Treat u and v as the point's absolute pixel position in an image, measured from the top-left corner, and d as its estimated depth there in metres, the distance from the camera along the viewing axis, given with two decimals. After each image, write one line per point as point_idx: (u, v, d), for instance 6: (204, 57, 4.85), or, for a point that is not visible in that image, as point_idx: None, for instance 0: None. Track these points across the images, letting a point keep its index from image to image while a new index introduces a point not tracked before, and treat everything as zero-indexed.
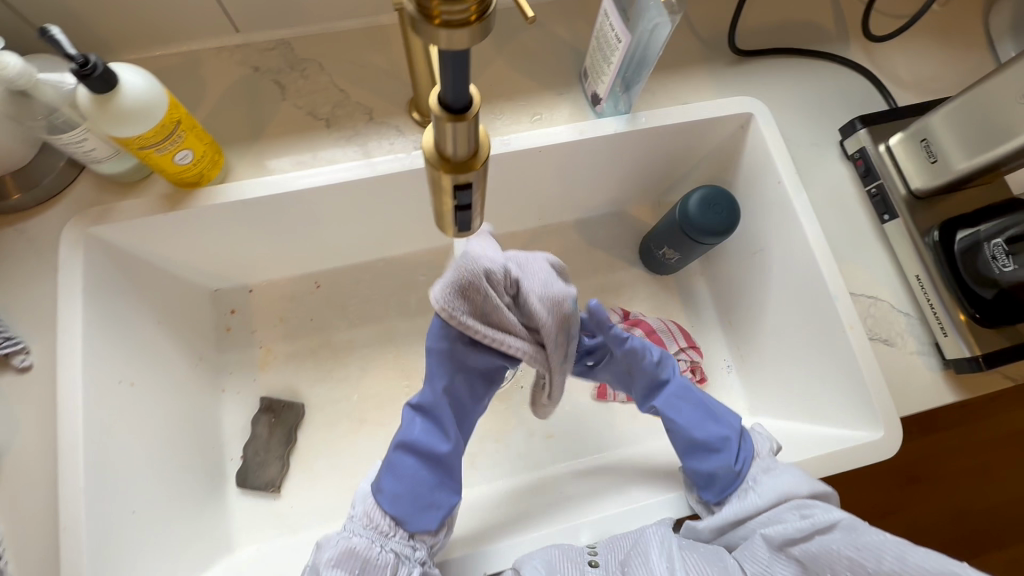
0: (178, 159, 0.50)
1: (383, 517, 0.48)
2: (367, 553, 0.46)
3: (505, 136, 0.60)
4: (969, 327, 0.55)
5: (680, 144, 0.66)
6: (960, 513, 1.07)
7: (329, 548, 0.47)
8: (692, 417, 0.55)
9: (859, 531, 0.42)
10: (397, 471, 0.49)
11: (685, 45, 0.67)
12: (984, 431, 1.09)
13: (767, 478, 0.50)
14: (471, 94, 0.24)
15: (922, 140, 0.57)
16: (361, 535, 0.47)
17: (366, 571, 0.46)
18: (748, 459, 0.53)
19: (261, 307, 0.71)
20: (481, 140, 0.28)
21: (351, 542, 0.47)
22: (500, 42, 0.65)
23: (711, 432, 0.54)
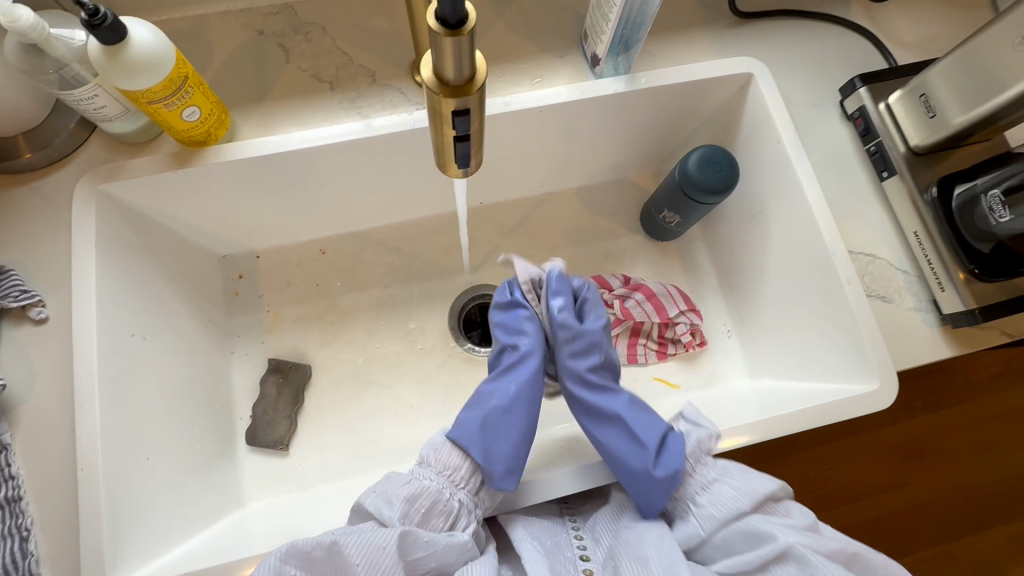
0: (185, 116, 0.51)
1: (460, 469, 0.52)
2: (436, 496, 0.50)
3: (506, 96, 0.61)
4: (966, 282, 0.55)
5: (680, 106, 0.67)
6: (962, 488, 1.08)
7: (403, 486, 0.50)
8: (616, 439, 0.54)
9: (809, 562, 0.43)
10: (493, 434, 0.54)
11: (685, 8, 0.67)
12: (986, 407, 1.10)
13: (703, 499, 0.50)
14: (467, 10, 0.25)
15: (921, 96, 0.57)
16: (433, 480, 0.51)
17: (431, 513, 0.49)
18: (673, 475, 0.51)
19: (268, 272, 0.72)
20: (478, 67, 0.29)
21: (424, 483, 0.50)
22: (501, 5, 0.66)
23: (627, 452, 0.53)
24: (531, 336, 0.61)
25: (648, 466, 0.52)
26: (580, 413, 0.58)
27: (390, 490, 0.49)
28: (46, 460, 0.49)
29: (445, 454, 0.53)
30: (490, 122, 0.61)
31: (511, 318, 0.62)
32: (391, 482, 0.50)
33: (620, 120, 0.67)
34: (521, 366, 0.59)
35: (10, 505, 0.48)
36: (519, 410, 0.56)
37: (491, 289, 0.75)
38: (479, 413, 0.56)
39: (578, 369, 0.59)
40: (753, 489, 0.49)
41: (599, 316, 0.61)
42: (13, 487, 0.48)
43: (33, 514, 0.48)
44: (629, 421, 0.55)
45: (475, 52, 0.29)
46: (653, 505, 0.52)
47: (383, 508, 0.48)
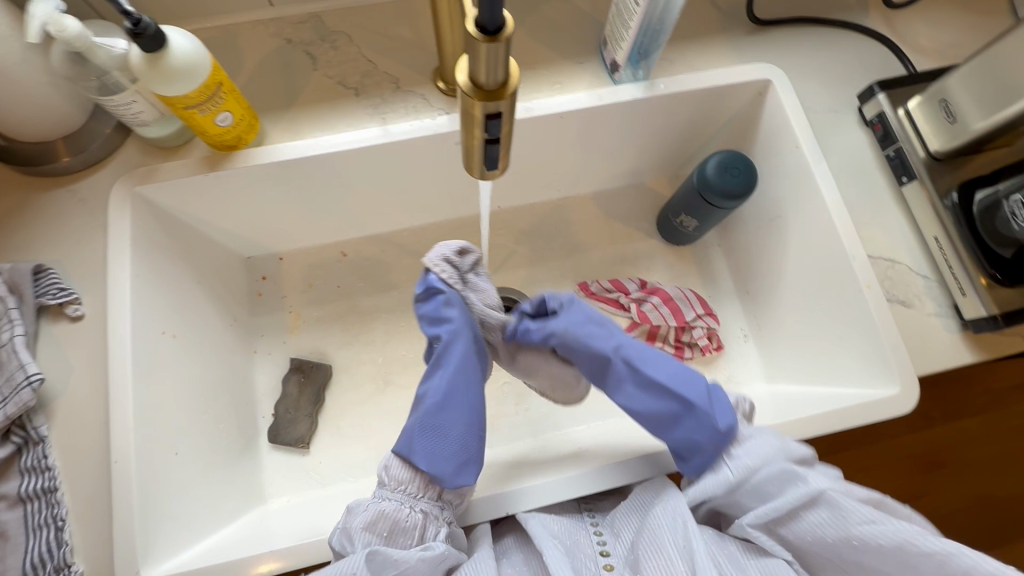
0: (218, 121, 0.53)
1: (411, 479, 0.50)
2: (396, 515, 0.48)
3: (527, 102, 0.62)
4: (988, 288, 0.55)
5: (697, 112, 0.67)
6: (983, 500, 1.06)
7: (360, 513, 0.48)
8: (656, 403, 0.52)
9: (840, 506, 0.44)
10: (434, 433, 0.51)
11: (703, 16, 0.68)
12: (1008, 419, 1.08)
13: (739, 452, 0.48)
14: (505, 17, 0.26)
15: (941, 101, 0.57)
16: (387, 503, 0.49)
17: (395, 533, 0.47)
18: (727, 435, 0.49)
19: (291, 274, 0.74)
20: (512, 73, 0.30)
21: (381, 505, 0.48)
22: (522, 13, 0.67)
23: (677, 420, 0.51)
24: (456, 321, 0.54)
25: (704, 423, 0.49)
26: (614, 380, 0.55)
27: (351, 526, 0.48)
28: (81, 452, 0.51)
29: (394, 471, 0.51)
30: None
31: (431, 307, 0.55)
32: (350, 516, 0.48)
33: (637, 127, 0.68)
34: (455, 355, 0.54)
35: (45, 496, 0.49)
36: (460, 402, 0.53)
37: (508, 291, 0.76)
38: (417, 416, 0.52)
39: (610, 339, 0.56)
40: (787, 444, 0.48)
41: (563, 299, 0.58)
42: (48, 479, 0.50)
43: (68, 505, 0.50)
44: (670, 384, 0.52)
45: (510, 58, 0.30)
46: (702, 459, 0.50)
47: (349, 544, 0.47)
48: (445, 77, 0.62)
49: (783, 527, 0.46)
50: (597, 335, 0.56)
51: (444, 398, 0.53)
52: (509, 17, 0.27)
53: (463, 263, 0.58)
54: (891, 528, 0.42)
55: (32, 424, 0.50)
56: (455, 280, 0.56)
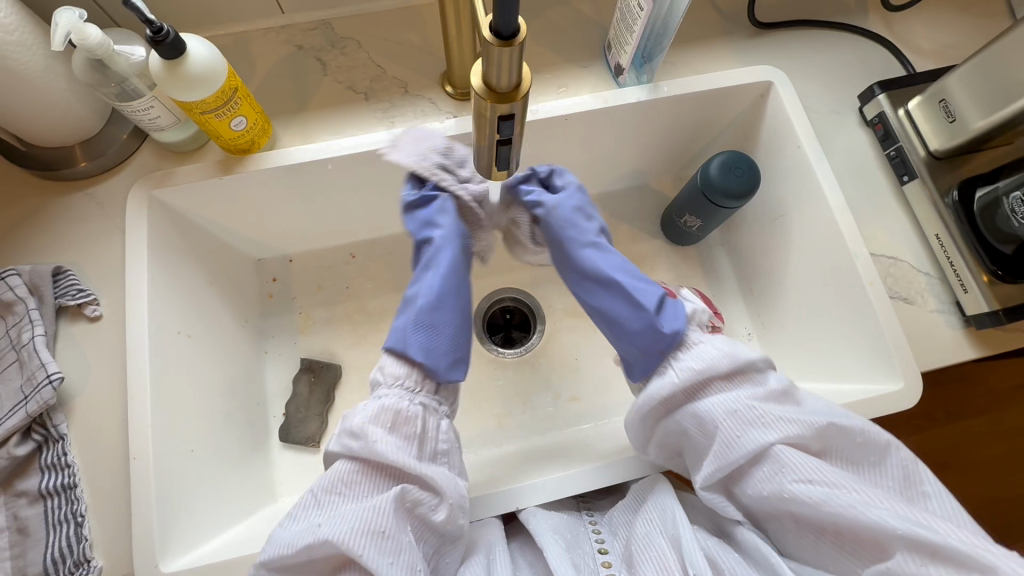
0: (234, 125, 0.55)
1: (408, 374, 0.49)
2: (398, 407, 0.47)
3: (534, 105, 0.64)
4: (990, 284, 0.55)
5: (700, 113, 0.69)
6: (988, 501, 1.07)
7: (362, 414, 0.47)
8: (613, 304, 0.52)
9: (779, 460, 0.43)
10: (425, 329, 0.50)
11: (704, 20, 0.69)
12: (1012, 419, 1.08)
13: (685, 356, 0.49)
14: (518, 23, 0.27)
15: (941, 101, 0.58)
16: (387, 397, 0.48)
17: (399, 423, 0.47)
18: (675, 340, 0.50)
19: (300, 276, 0.76)
20: (524, 76, 0.31)
21: (383, 401, 0.47)
22: (526, 18, 0.69)
23: (631, 320, 0.51)
24: (448, 227, 0.52)
25: (653, 324, 0.49)
26: (577, 278, 0.54)
27: (355, 425, 0.47)
28: (99, 450, 0.52)
29: (391, 369, 0.49)
30: None
31: (425, 213, 0.53)
32: (352, 416, 0.47)
33: (641, 128, 0.69)
34: (445, 253, 0.52)
35: (65, 493, 0.50)
36: (451, 300, 0.52)
37: (515, 291, 0.77)
38: (408, 316, 0.50)
39: (584, 231, 0.54)
40: (735, 351, 0.48)
41: (569, 180, 0.57)
42: (68, 475, 0.51)
43: (87, 501, 0.51)
44: (627, 287, 0.51)
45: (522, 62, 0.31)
46: (645, 363, 0.51)
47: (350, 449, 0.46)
48: (453, 81, 0.63)
49: (738, 487, 0.47)
50: (580, 226, 0.54)
51: (434, 294, 0.51)
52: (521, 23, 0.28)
53: (451, 161, 0.54)
54: (827, 491, 0.41)
55: (52, 422, 0.51)
56: (452, 183, 0.54)
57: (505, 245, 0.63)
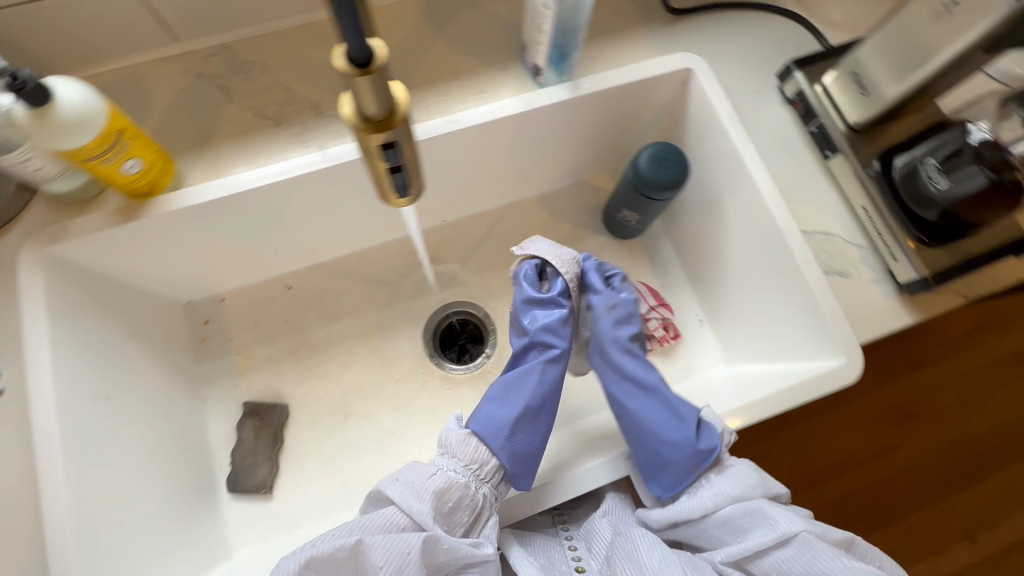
0: (126, 170, 0.50)
1: (490, 468, 0.54)
2: (462, 491, 0.52)
3: (452, 115, 0.61)
4: (917, 251, 0.56)
5: (626, 107, 0.68)
6: (899, 461, 1.25)
7: (429, 479, 0.51)
8: (651, 410, 0.57)
9: (811, 547, 0.45)
10: (517, 433, 0.56)
11: (620, 11, 0.68)
12: (902, 387, 1.29)
13: (717, 478, 0.52)
14: (372, 46, 0.25)
15: (854, 74, 0.59)
16: (452, 470, 0.53)
17: (458, 505, 0.51)
18: (709, 455, 0.53)
19: (234, 316, 0.72)
20: (398, 98, 0.29)
21: (449, 476, 0.52)
22: (439, 24, 0.66)
23: (669, 430, 0.55)
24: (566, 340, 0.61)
25: (690, 439, 0.53)
26: (613, 377, 0.60)
27: (418, 483, 0.51)
28: (15, 540, 0.48)
29: (472, 448, 0.55)
30: (439, 143, 0.61)
31: (547, 315, 0.60)
32: (416, 475, 0.52)
33: (569, 127, 0.68)
34: (557, 363, 0.60)
35: None
36: (543, 412, 0.59)
37: (464, 304, 0.75)
38: (510, 410, 0.57)
39: (623, 336, 0.61)
40: (767, 481, 0.51)
41: (626, 287, 0.63)
42: None
43: None
44: (669, 395, 0.57)
45: (393, 85, 0.29)
46: (675, 477, 0.54)
47: (407, 495, 0.50)
48: None
49: (751, 563, 0.48)
50: (621, 332, 0.61)
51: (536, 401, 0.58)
52: (379, 43, 0.25)
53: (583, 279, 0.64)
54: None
55: None
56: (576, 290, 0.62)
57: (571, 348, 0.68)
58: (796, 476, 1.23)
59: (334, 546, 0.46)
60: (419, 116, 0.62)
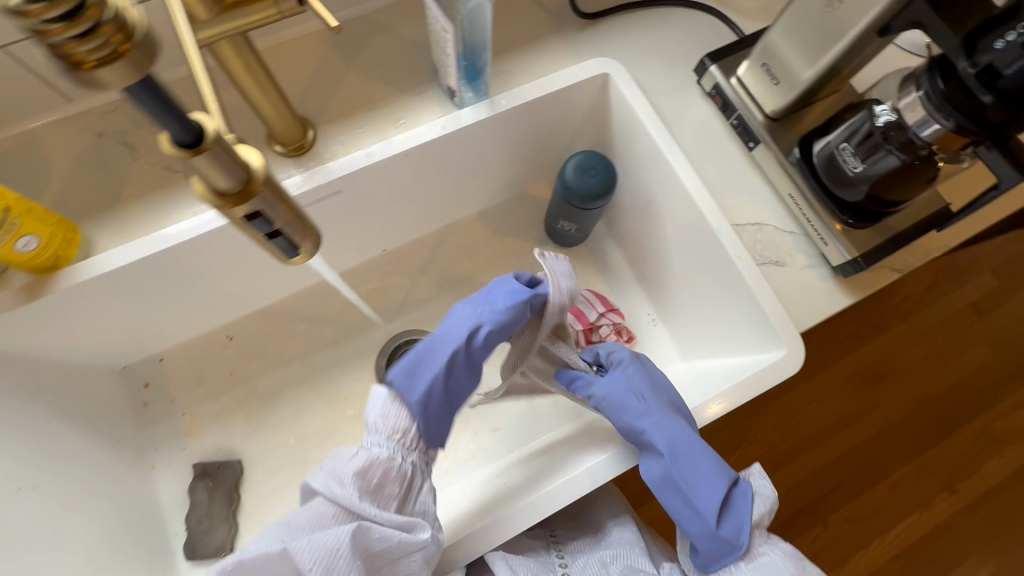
0: (20, 247, 0.48)
1: (410, 433, 0.50)
2: (388, 463, 0.48)
3: (368, 148, 0.59)
4: (845, 233, 0.56)
5: (550, 117, 0.67)
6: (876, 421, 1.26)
7: (351, 460, 0.47)
8: (669, 493, 0.51)
9: None
10: (444, 392, 0.51)
11: (532, 22, 0.68)
12: (870, 351, 1.31)
13: (745, 566, 0.48)
14: (198, 124, 0.23)
15: (764, 65, 0.59)
16: (374, 446, 0.48)
17: (385, 479, 0.48)
18: (732, 547, 0.48)
19: (176, 375, 0.69)
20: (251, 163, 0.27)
21: (373, 453, 0.48)
22: (349, 53, 0.64)
23: (686, 519, 0.49)
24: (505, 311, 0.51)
25: (708, 529, 0.48)
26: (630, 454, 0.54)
27: (339, 469, 0.46)
28: None
29: (393, 416, 0.49)
30: (360, 177, 0.60)
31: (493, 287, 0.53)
32: (339, 461, 0.47)
33: (495, 144, 0.67)
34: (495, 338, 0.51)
35: None
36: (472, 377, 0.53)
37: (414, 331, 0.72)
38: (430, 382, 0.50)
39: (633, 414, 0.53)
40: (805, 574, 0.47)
41: (624, 357, 0.58)
42: None
43: None
44: (686, 480, 0.50)
45: (243, 152, 0.27)
46: (699, 560, 0.50)
47: (326, 485, 0.45)
48: (279, 138, 0.58)
49: None
50: (632, 407, 0.53)
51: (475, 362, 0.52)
52: (206, 118, 0.24)
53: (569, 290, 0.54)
54: None
55: None
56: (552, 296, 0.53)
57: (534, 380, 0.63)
58: (775, 451, 1.24)
59: (264, 553, 0.41)
60: (337, 153, 0.60)
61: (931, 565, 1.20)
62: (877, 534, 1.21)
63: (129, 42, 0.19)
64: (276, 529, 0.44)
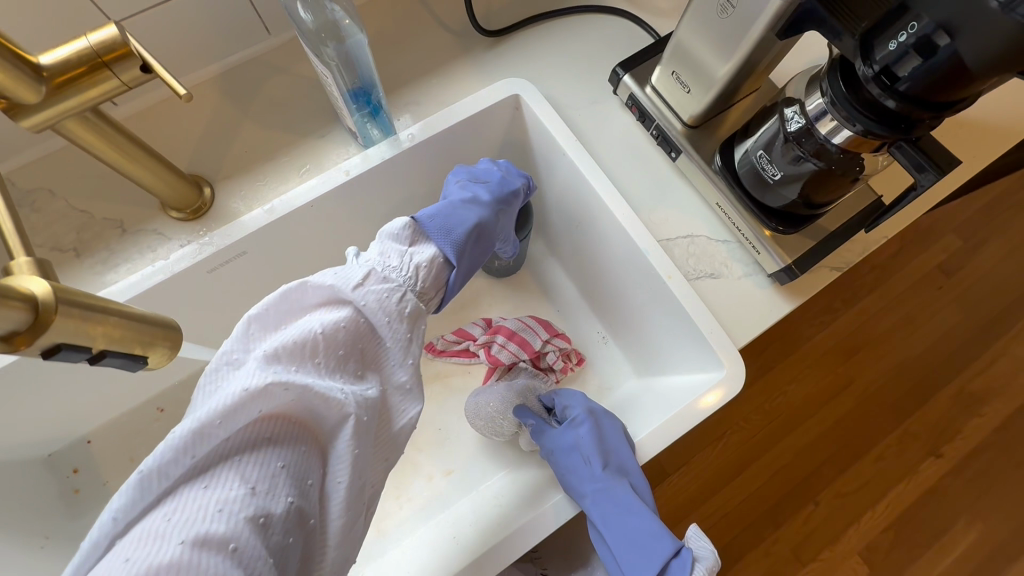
0: None
1: (438, 285, 0.49)
2: (420, 316, 0.46)
3: (268, 204, 0.56)
4: (776, 241, 0.54)
5: (466, 145, 0.63)
6: (855, 397, 1.25)
7: (399, 302, 0.44)
8: (609, 556, 0.52)
9: None
10: (474, 245, 0.52)
11: (438, 46, 0.64)
12: (843, 326, 1.29)
13: None
14: None
15: (673, 72, 0.55)
16: (413, 294, 0.46)
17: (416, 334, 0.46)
18: None
19: (107, 455, 0.66)
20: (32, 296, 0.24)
21: (412, 302, 0.45)
22: (245, 101, 0.61)
23: None
24: (491, 198, 0.56)
25: None
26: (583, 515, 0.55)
27: (388, 305, 0.43)
28: None
29: (433, 272, 0.48)
30: (264, 235, 0.56)
31: (479, 171, 0.59)
32: (382, 296, 0.43)
33: (411, 179, 0.63)
34: (483, 214, 0.54)
35: None
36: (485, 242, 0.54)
37: None
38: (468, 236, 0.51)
39: (574, 481, 0.53)
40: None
41: (578, 414, 0.58)
42: None
43: None
44: (622, 547, 0.50)
45: (17, 287, 0.24)
46: None
47: (383, 317, 0.43)
48: (172, 204, 0.55)
49: None
50: (578, 472, 0.54)
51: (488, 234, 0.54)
52: None
53: (511, 205, 0.58)
54: None
55: None
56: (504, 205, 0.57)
57: (496, 419, 0.64)
58: (757, 438, 1.22)
59: (319, 386, 0.36)
60: (239, 210, 0.57)
61: (923, 532, 1.19)
62: (865, 508, 1.19)
63: None
64: (315, 344, 0.38)
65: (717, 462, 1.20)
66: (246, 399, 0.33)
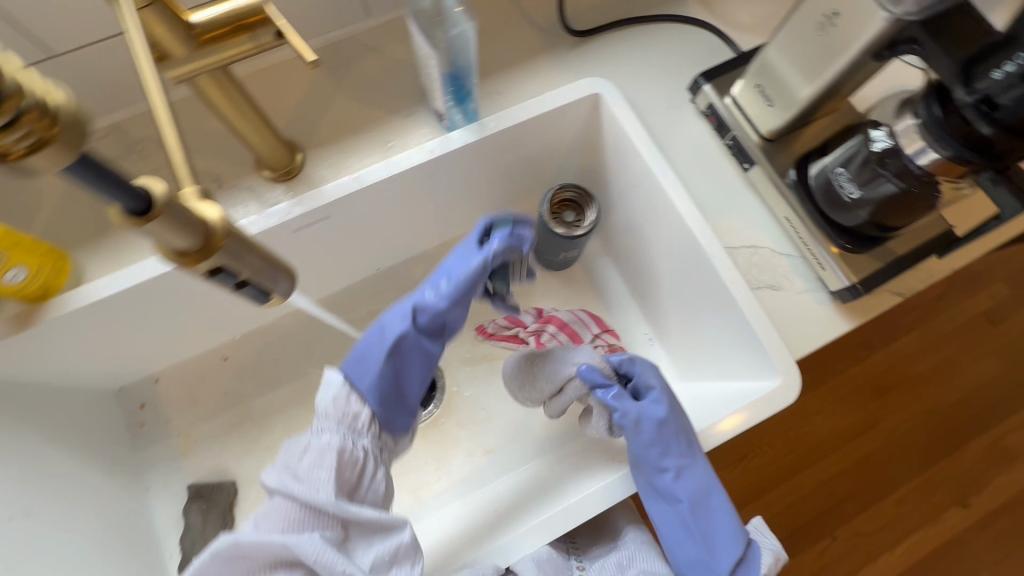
0: (10, 280, 0.50)
1: (356, 416, 0.49)
2: (341, 449, 0.48)
3: (356, 173, 0.59)
4: (843, 258, 0.55)
5: (542, 137, 0.65)
6: (887, 434, 1.23)
7: (304, 457, 0.47)
8: (669, 521, 0.54)
9: None
10: (396, 372, 0.50)
11: (524, 40, 0.67)
12: (881, 361, 1.27)
13: None
14: (150, 192, 0.24)
15: (756, 85, 0.57)
16: (343, 437, 0.48)
17: (341, 464, 0.47)
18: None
19: (171, 395, 0.70)
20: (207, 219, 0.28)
21: (325, 439, 0.48)
22: (339, 75, 0.64)
23: (687, 547, 0.53)
24: (440, 296, 0.48)
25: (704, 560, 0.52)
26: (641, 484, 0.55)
27: (292, 465, 0.47)
28: None
29: (346, 402, 0.49)
30: (348, 202, 0.59)
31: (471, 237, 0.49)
32: (291, 454, 0.48)
33: (487, 164, 0.66)
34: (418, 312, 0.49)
35: None
36: (410, 353, 0.50)
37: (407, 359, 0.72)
38: (390, 359, 0.49)
39: (659, 456, 0.53)
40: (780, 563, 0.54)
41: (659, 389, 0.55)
42: None
43: None
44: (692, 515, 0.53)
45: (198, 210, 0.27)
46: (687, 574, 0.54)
47: (294, 483, 0.45)
48: (268, 164, 0.58)
49: None
50: (665, 445, 0.53)
51: (449, 320, 0.51)
52: (153, 181, 0.24)
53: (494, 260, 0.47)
54: None
55: None
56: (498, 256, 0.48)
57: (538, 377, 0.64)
58: (783, 462, 1.20)
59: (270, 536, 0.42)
60: (326, 177, 0.60)
61: None
62: (887, 546, 1.18)
63: (57, 126, 0.19)
64: (259, 524, 0.45)
65: (740, 481, 1.20)
66: (219, 558, 0.42)
